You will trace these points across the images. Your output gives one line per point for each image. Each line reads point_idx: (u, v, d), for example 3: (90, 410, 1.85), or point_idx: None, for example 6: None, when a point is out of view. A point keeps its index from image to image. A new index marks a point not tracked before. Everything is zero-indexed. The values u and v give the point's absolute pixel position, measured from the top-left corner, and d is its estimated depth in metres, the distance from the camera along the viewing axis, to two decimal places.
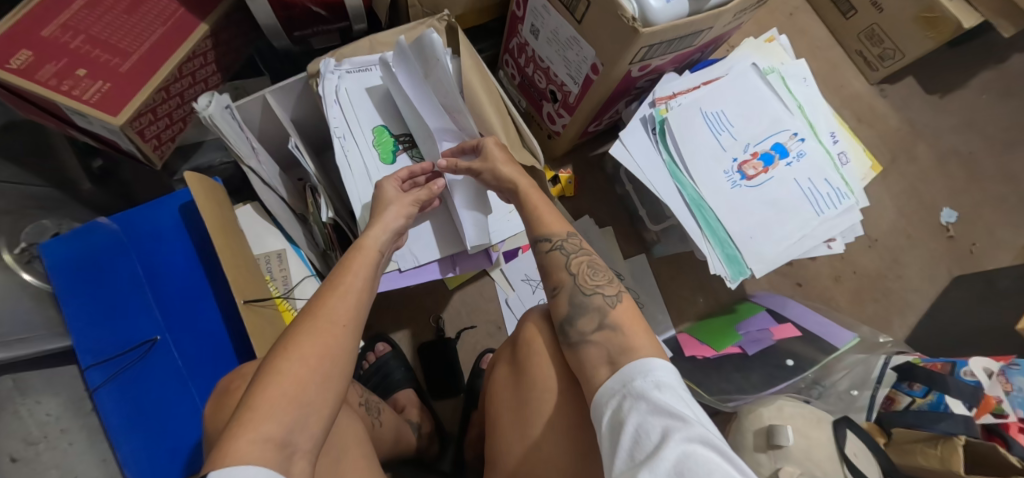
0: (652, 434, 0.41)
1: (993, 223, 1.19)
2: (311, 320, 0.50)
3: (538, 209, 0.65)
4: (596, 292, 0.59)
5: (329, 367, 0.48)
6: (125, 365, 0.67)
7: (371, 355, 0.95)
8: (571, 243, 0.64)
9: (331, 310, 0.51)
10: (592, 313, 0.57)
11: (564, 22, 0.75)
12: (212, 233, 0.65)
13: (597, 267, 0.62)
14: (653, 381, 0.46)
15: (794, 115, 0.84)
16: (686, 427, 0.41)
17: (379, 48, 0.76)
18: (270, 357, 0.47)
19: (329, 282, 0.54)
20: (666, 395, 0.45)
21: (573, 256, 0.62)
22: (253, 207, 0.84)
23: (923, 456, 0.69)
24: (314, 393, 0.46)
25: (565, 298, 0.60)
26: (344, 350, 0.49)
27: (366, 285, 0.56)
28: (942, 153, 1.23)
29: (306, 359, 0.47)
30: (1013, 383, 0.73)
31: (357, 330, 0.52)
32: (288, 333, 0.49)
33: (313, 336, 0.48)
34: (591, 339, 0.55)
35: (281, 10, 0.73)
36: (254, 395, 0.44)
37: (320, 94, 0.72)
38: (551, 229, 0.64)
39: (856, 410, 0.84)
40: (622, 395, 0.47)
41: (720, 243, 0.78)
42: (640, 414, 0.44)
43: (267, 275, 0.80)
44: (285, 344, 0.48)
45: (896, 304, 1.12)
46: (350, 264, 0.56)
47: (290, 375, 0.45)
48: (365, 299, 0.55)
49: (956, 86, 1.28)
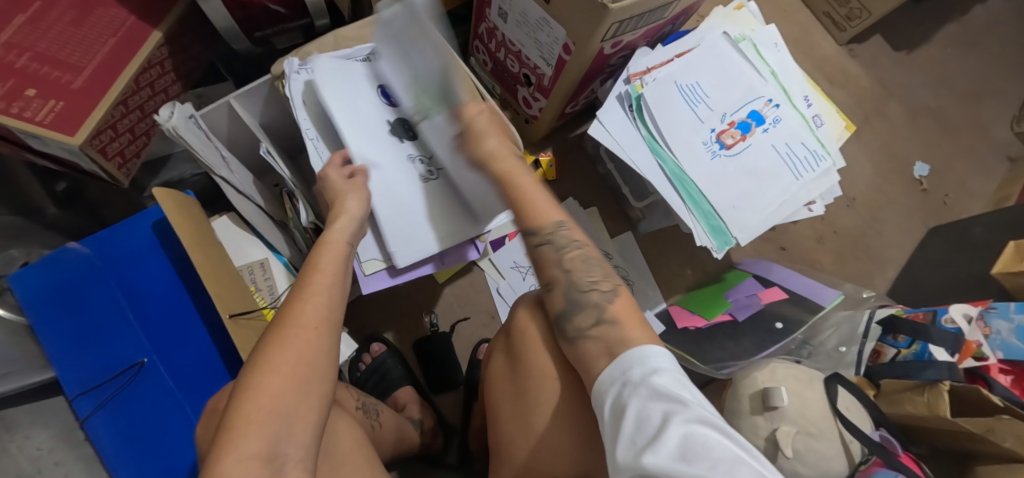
0: (653, 418, 0.41)
1: (964, 173, 1.23)
2: (281, 328, 0.48)
3: (531, 194, 0.62)
4: (592, 288, 0.56)
5: (307, 373, 0.46)
6: (113, 391, 0.66)
7: (365, 355, 0.94)
8: (562, 234, 0.60)
9: (300, 314, 0.49)
10: (589, 309, 0.55)
11: (531, 3, 0.74)
12: (187, 246, 0.63)
13: (593, 261, 0.59)
14: (651, 367, 0.46)
15: (767, 81, 0.84)
16: (684, 409, 0.41)
17: (343, 43, 0.74)
18: (244, 371, 0.46)
19: (296, 285, 0.52)
20: (665, 381, 0.44)
21: (565, 250, 0.59)
22: (229, 218, 0.81)
23: (911, 405, 0.70)
24: (292, 403, 0.45)
25: (560, 295, 0.57)
26: (322, 355, 0.48)
27: (336, 282, 0.54)
28: (913, 108, 1.26)
29: (280, 370, 0.45)
30: (992, 327, 0.72)
31: (332, 330, 0.50)
32: (260, 344, 0.47)
33: (287, 343, 0.47)
34: (588, 333, 0.53)
35: (236, 11, 0.68)
36: (230, 414, 0.43)
37: (287, 96, 0.68)
38: (539, 220, 0.61)
39: (846, 365, 0.86)
40: (621, 382, 0.46)
41: (703, 215, 0.79)
42: (640, 400, 0.43)
43: (251, 286, 0.78)
44: (258, 357, 0.46)
45: (877, 259, 1.16)
46: (317, 262, 0.55)
47: (265, 390, 0.44)
48: (337, 298, 0.53)
49: (922, 42, 1.30)
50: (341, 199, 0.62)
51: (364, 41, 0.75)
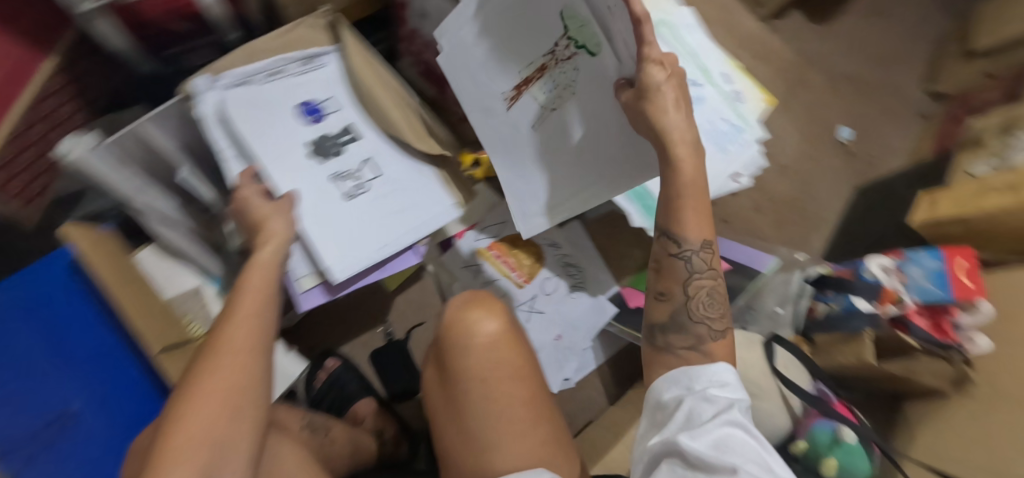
0: (703, 414, 0.46)
1: (885, 133, 1.30)
2: (211, 354, 0.47)
3: (689, 201, 0.52)
4: (704, 322, 0.53)
5: (240, 396, 0.46)
6: (36, 443, 0.64)
7: (320, 372, 0.91)
8: (702, 257, 0.53)
9: (231, 339, 0.49)
10: (687, 335, 0.52)
11: (445, 4, 0.76)
12: (114, 290, 0.63)
13: (718, 297, 0.54)
14: (715, 379, 0.49)
15: (685, 62, 0.87)
16: (732, 415, 0.45)
17: (258, 56, 0.72)
18: (174, 401, 0.45)
19: (226, 308, 0.52)
20: (724, 392, 0.48)
21: (696, 276, 0.53)
22: (152, 250, 0.79)
23: (840, 355, 0.75)
24: (226, 427, 0.44)
25: (668, 309, 0.54)
26: (256, 377, 0.48)
27: (268, 305, 0.54)
28: (833, 76, 1.32)
29: (212, 395, 0.45)
30: (907, 274, 0.74)
31: (263, 353, 0.50)
32: (189, 372, 0.47)
33: (219, 369, 0.46)
34: (677, 353, 0.52)
35: (137, 31, 0.68)
36: (159, 447, 0.42)
37: (198, 118, 0.67)
38: (686, 231, 0.52)
39: (783, 325, 0.89)
40: (682, 384, 0.49)
41: (636, 197, 0.82)
42: (694, 401, 0.47)
43: (185, 316, 0.77)
44: (188, 383, 0.46)
45: (813, 223, 1.21)
46: (245, 286, 0.54)
47: (194, 416, 0.43)
48: (269, 320, 0.53)
49: (836, 13, 1.37)
50: (265, 219, 0.61)
51: (277, 54, 0.73)
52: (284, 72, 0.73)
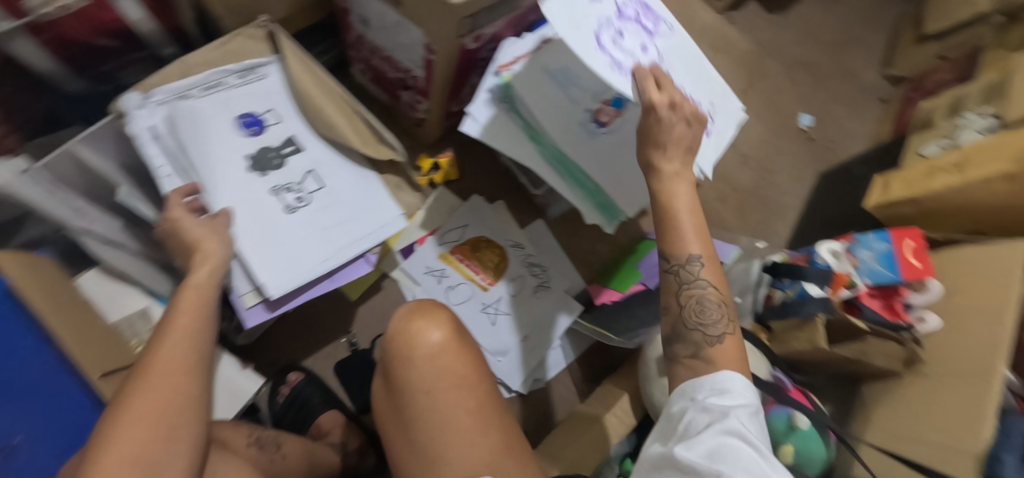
0: (699, 425, 0.45)
1: (842, 118, 1.32)
2: (139, 377, 0.46)
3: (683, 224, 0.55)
4: (698, 328, 0.52)
5: (171, 419, 0.44)
6: None
7: (282, 388, 0.89)
8: (690, 270, 0.54)
9: (163, 361, 0.47)
10: (688, 344, 0.52)
11: (385, 8, 0.74)
12: (43, 312, 0.59)
13: (711, 303, 0.53)
14: (717, 389, 0.47)
15: None
16: (727, 423, 0.44)
17: (192, 70, 0.70)
18: (101, 427, 0.43)
19: (158, 332, 0.51)
20: (724, 400, 0.46)
21: (688, 287, 0.54)
22: (97, 271, 0.76)
23: (797, 341, 0.74)
24: (160, 449, 0.43)
25: (667, 322, 0.55)
26: (191, 398, 0.47)
27: (203, 326, 0.53)
28: (790, 63, 1.34)
29: (141, 418, 0.43)
30: (858, 257, 0.76)
31: (199, 374, 0.49)
32: (117, 397, 0.45)
33: (148, 392, 0.45)
34: (682, 363, 0.52)
35: (60, 50, 0.64)
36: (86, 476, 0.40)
37: (131, 135, 0.64)
38: (672, 249, 0.55)
39: (743, 315, 0.89)
40: (688, 396, 0.49)
41: (588, 194, 0.83)
42: (693, 411, 0.47)
43: (133, 339, 0.75)
44: (115, 407, 0.44)
45: (776, 209, 1.22)
46: (179, 307, 0.53)
47: (122, 438, 0.41)
48: (202, 341, 0.52)
49: (790, 1, 1.38)
50: (200, 239, 0.60)
51: (214, 66, 0.71)
52: (222, 85, 0.71)
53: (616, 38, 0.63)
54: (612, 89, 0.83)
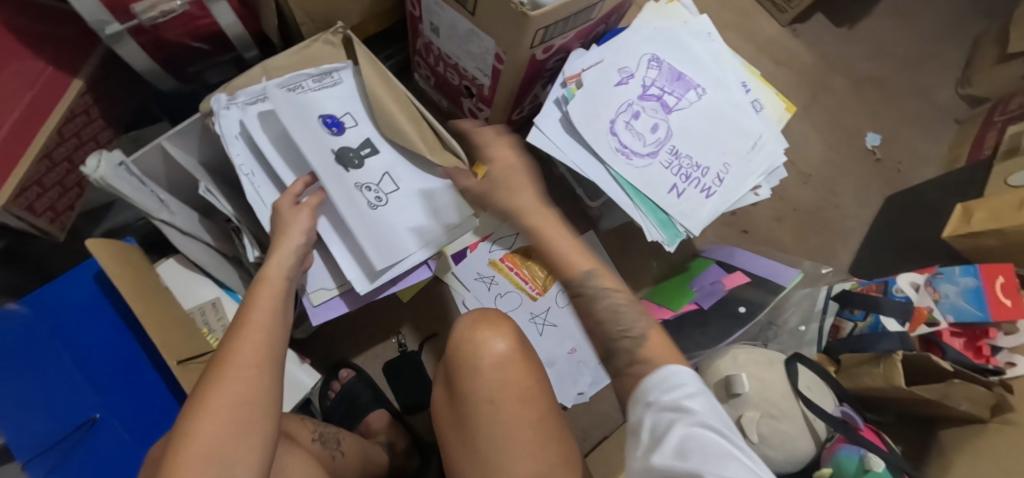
0: (663, 427, 0.42)
1: (913, 139, 1.25)
2: (217, 370, 0.47)
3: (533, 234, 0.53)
4: (622, 334, 0.50)
5: (245, 414, 0.45)
6: (61, 455, 0.62)
7: (335, 383, 0.92)
8: (553, 287, 0.53)
9: (238, 354, 0.48)
10: (623, 355, 0.49)
11: (458, 16, 0.74)
12: (128, 298, 0.62)
13: (618, 308, 0.50)
14: (670, 384, 0.44)
15: (698, 72, 0.85)
16: (689, 416, 0.41)
17: (273, 73, 0.73)
18: (182, 417, 0.44)
19: (235, 323, 0.51)
20: (678, 394, 0.43)
21: (557, 301, 0.52)
22: (176, 260, 0.80)
23: (869, 377, 0.71)
24: (232, 444, 0.43)
25: (596, 337, 0.51)
26: (264, 393, 0.47)
27: (275, 317, 0.53)
28: (859, 80, 1.28)
29: (216, 413, 0.44)
30: (940, 292, 0.73)
31: (273, 368, 0.49)
32: (198, 388, 0.46)
33: (225, 386, 0.46)
34: (628, 373, 0.48)
35: (156, 51, 0.67)
36: (167, 464, 0.42)
37: (218, 133, 0.67)
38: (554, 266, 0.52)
39: (807, 344, 0.87)
40: (641, 400, 0.45)
41: (651, 209, 0.80)
42: (653, 412, 0.43)
43: (204, 328, 0.77)
44: (195, 401, 0.45)
45: (838, 233, 1.17)
46: (254, 299, 0.54)
47: (201, 435, 0.43)
48: (277, 334, 0.52)
49: (861, 16, 1.33)
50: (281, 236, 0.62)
51: (293, 70, 0.74)
52: (300, 88, 0.73)
53: (630, 121, 0.81)
54: (670, 107, 0.83)
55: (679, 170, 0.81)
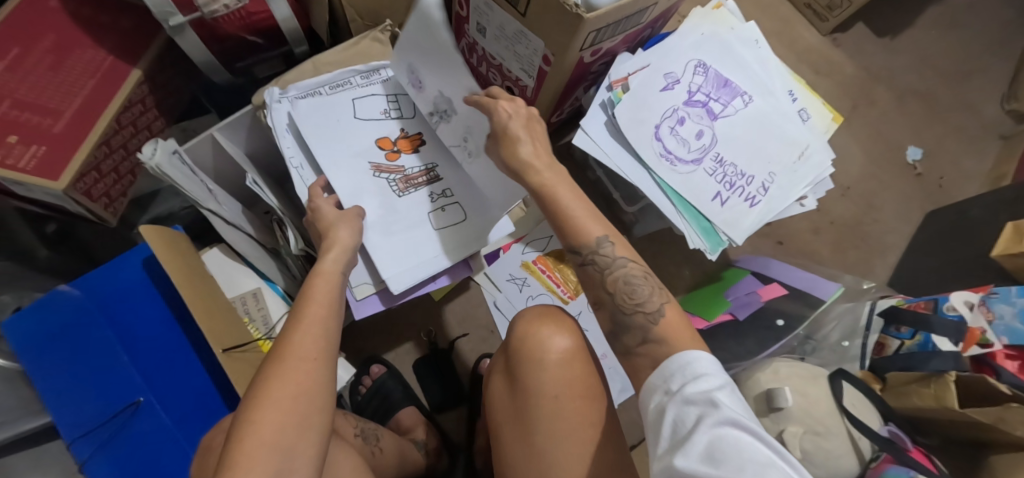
0: (688, 420, 0.40)
1: (957, 154, 1.22)
2: (277, 362, 0.47)
3: (572, 209, 0.54)
4: (637, 309, 0.51)
5: (303, 406, 0.46)
6: (109, 434, 0.65)
7: (366, 378, 0.93)
8: (603, 254, 0.53)
9: (297, 347, 0.48)
10: (635, 330, 0.50)
11: (508, 17, 0.74)
12: (179, 284, 0.63)
13: (637, 280, 0.52)
14: (693, 376, 0.43)
15: (744, 78, 0.84)
16: (715, 411, 0.39)
17: (324, 68, 0.74)
18: (243, 407, 0.45)
19: (291, 315, 0.51)
20: (704, 386, 0.41)
21: (609, 271, 0.52)
22: (220, 249, 0.82)
23: (918, 397, 0.69)
24: (292, 436, 0.44)
25: (607, 316, 0.53)
26: (321, 385, 0.47)
27: (331, 311, 0.53)
28: (901, 93, 1.25)
29: (279, 404, 0.45)
30: (994, 312, 0.71)
31: (328, 361, 0.49)
32: (258, 378, 0.47)
33: (285, 378, 0.46)
34: (637, 351, 0.50)
35: (214, 44, 0.69)
36: (230, 453, 0.43)
37: (269, 125, 0.68)
38: (581, 236, 0.53)
39: (850, 359, 0.84)
40: (665, 391, 0.44)
41: (694, 217, 0.79)
42: (677, 405, 0.42)
43: (245, 317, 0.78)
44: (255, 390, 0.46)
45: (876, 248, 1.14)
46: (309, 292, 0.54)
47: (265, 424, 0.44)
48: (332, 327, 0.52)
49: (905, 26, 1.30)
50: (330, 229, 0.62)
51: (342, 66, 0.74)
52: (348, 84, 0.74)
53: (675, 126, 0.80)
54: (715, 113, 0.82)
55: (723, 178, 0.80)
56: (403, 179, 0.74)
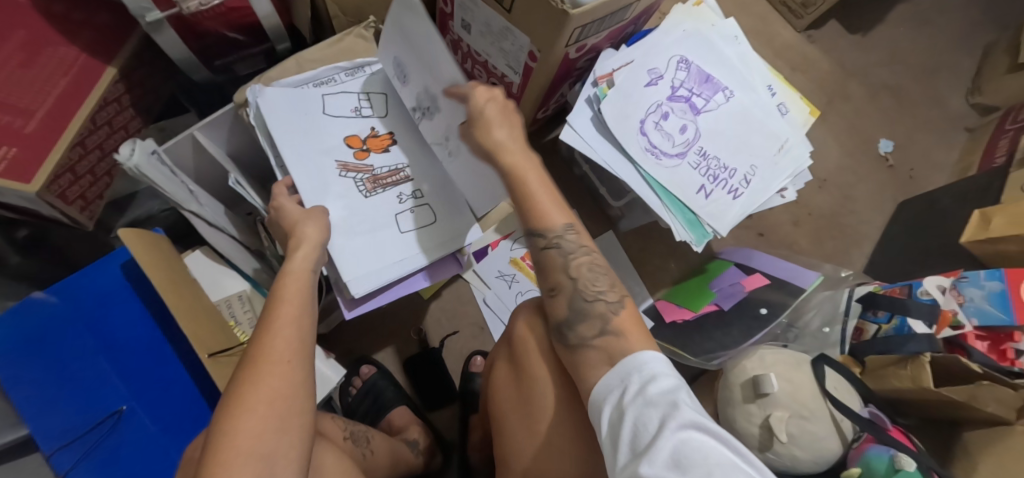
0: (649, 424, 0.39)
1: (926, 146, 1.27)
2: (252, 366, 0.46)
3: (538, 195, 0.56)
4: (598, 298, 0.52)
5: (279, 408, 0.45)
6: (93, 442, 0.63)
7: (356, 379, 0.92)
8: (570, 239, 0.55)
9: (270, 348, 0.47)
10: (594, 319, 0.51)
11: (494, 14, 0.74)
12: (159, 287, 0.61)
13: (599, 270, 0.54)
14: (649, 376, 0.43)
15: (724, 73, 0.86)
16: (678, 413, 0.39)
17: (307, 66, 0.73)
18: (218, 415, 0.44)
19: (264, 318, 0.50)
20: (662, 387, 0.42)
21: (573, 257, 0.55)
22: (203, 251, 0.80)
23: (896, 379, 0.73)
24: (271, 442, 0.43)
25: (565, 301, 0.53)
26: (298, 388, 0.47)
27: (303, 310, 0.52)
28: (872, 88, 1.30)
29: (254, 408, 0.44)
30: (965, 295, 0.75)
31: (303, 360, 0.49)
32: (232, 384, 0.45)
33: (261, 382, 0.45)
34: (593, 343, 0.49)
35: (193, 41, 0.67)
36: (207, 463, 0.41)
37: (252, 124, 0.68)
38: (547, 221, 0.55)
39: (831, 345, 0.87)
40: (620, 392, 0.44)
41: (678, 209, 0.80)
42: (636, 407, 0.41)
43: (231, 320, 0.77)
44: (233, 396, 0.45)
45: (852, 238, 1.18)
46: (281, 293, 0.53)
47: (243, 433, 0.42)
48: (306, 327, 0.51)
49: (875, 23, 1.34)
50: (305, 225, 0.61)
51: (326, 64, 0.74)
52: (332, 81, 0.74)
53: (659, 121, 0.81)
54: (697, 108, 0.84)
55: (707, 171, 0.81)
56: (371, 179, 0.71)
